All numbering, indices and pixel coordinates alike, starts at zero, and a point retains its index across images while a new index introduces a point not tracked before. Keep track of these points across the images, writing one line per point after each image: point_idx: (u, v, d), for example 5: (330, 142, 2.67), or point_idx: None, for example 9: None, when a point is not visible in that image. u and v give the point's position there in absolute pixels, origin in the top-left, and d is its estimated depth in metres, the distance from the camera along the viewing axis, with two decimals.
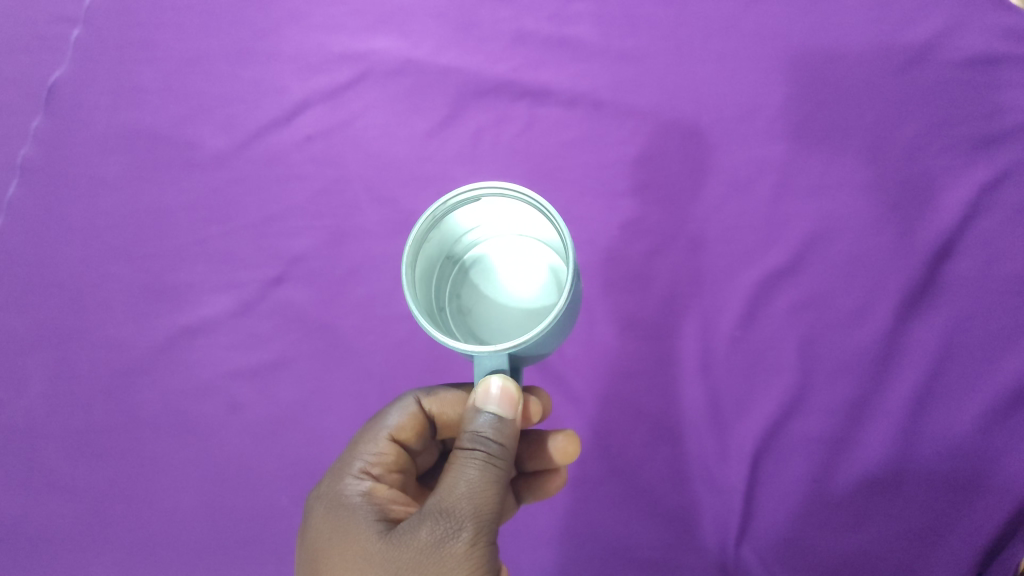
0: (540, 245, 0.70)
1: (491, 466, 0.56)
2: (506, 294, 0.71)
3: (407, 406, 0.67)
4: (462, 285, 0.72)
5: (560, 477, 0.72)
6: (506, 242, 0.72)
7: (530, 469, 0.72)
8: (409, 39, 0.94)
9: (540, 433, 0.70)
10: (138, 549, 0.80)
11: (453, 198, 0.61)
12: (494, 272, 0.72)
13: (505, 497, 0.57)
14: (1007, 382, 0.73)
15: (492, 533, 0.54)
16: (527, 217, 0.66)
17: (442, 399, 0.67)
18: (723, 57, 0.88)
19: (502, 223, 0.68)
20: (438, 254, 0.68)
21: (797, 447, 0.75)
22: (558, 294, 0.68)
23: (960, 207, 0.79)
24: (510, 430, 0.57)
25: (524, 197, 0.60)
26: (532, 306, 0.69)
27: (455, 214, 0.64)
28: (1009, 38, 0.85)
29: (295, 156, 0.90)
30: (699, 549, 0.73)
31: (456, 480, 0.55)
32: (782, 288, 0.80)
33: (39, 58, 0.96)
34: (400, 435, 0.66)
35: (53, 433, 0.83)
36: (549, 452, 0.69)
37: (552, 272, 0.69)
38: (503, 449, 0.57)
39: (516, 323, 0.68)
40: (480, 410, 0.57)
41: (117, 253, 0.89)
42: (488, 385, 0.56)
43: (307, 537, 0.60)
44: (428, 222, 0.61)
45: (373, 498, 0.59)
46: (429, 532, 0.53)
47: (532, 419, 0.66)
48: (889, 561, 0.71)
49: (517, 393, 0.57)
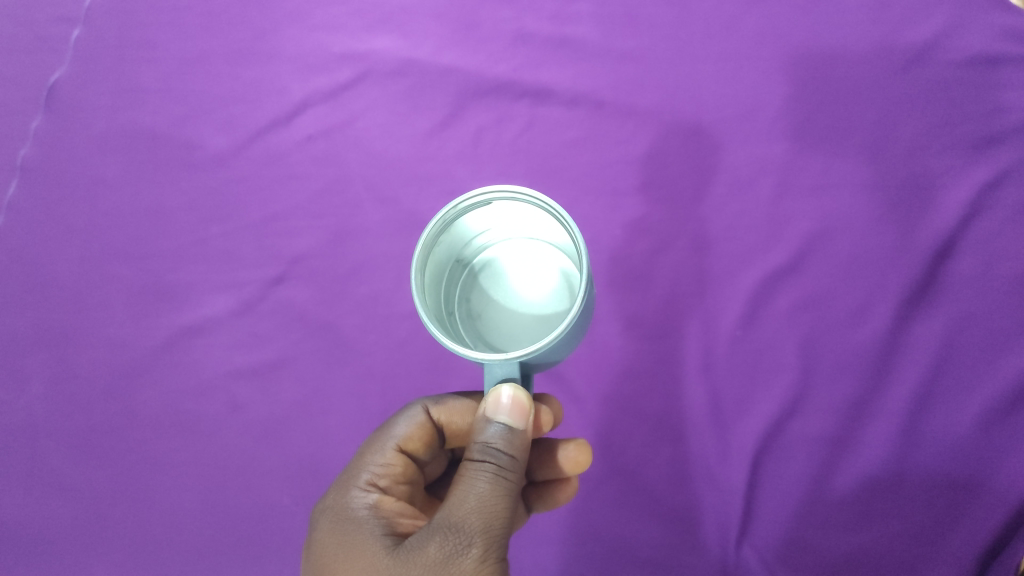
0: (551, 249, 0.70)
1: (501, 479, 0.56)
2: (516, 299, 0.71)
3: (414, 416, 0.66)
4: (471, 289, 0.72)
5: (571, 487, 0.72)
6: (516, 245, 0.72)
7: (540, 479, 0.71)
8: (410, 38, 0.93)
9: (551, 441, 0.70)
10: (140, 549, 0.80)
11: (463, 202, 0.61)
12: (504, 276, 0.71)
13: (515, 510, 0.57)
14: (1008, 381, 0.74)
15: (502, 547, 0.54)
16: (539, 221, 0.66)
17: (450, 409, 0.67)
18: (725, 57, 0.88)
19: (512, 226, 0.69)
20: (447, 258, 0.68)
21: (798, 447, 0.75)
22: (569, 299, 0.68)
23: (961, 207, 0.79)
24: (520, 441, 0.57)
25: (535, 201, 0.60)
26: (543, 311, 0.69)
27: (464, 218, 0.64)
28: (1010, 38, 0.85)
29: (295, 156, 0.90)
30: (700, 548, 0.74)
31: (466, 494, 0.55)
32: (783, 288, 0.80)
33: (39, 58, 0.96)
34: (407, 445, 0.65)
35: (54, 434, 0.83)
36: (560, 461, 0.69)
37: (563, 277, 0.69)
38: (513, 461, 0.57)
39: (526, 329, 0.68)
40: (490, 421, 0.56)
41: (118, 253, 0.89)
42: (498, 395, 0.56)
43: (313, 552, 0.60)
44: (438, 227, 0.61)
45: (380, 512, 0.60)
46: (437, 548, 0.53)
47: (543, 429, 0.66)
48: (890, 560, 0.71)
49: (528, 403, 0.56)
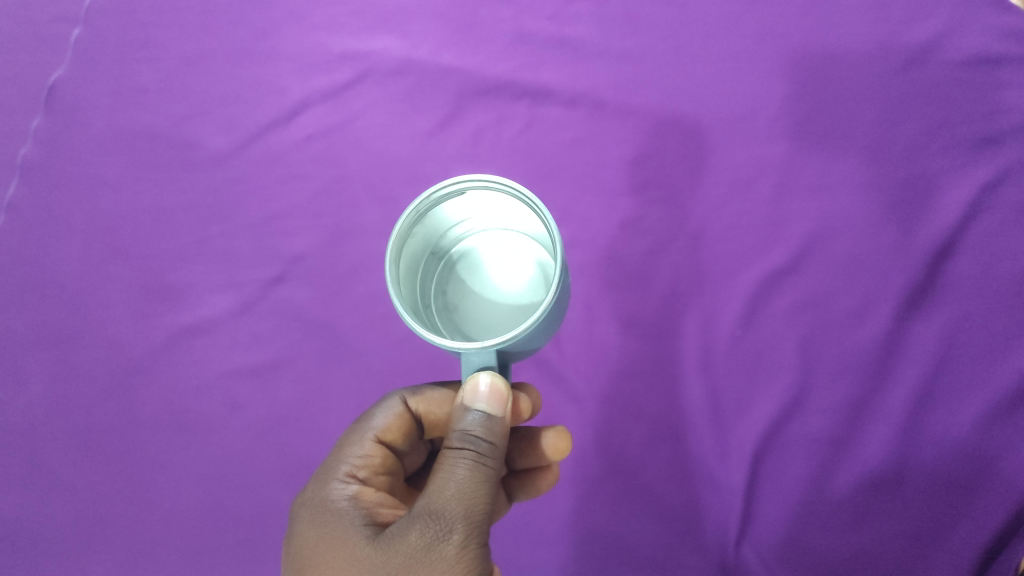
0: (527, 240, 0.70)
1: (482, 466, 0.56)
2: (494, 289, 0.71)
3: (393, 407, 0.67)
4: (448, 281, 0.72)
5: (551, 474, 0.72)
6: (493, 236, 0.72)
7: (520, 467, 0.72)
8: (410, 38, 0.93)
9: (531, 430, 0.70)
10: (139, 549, 0.80)
11: (437, 192, 0.61)
12: (481, 267, 0.72)
13: (496, 497, 0.57)
14: (1009, 381, 0.73)
15: (484, 534, 0.54)
16: (514, 211, 0.66)
17: (428, 399, 0.67)
18: (724, 56, 0.88)
19: (488, 217, 0.68)
20: (422, 250, 0.68)
21: (797, 447, 0.75)
22: (545, 289, 0.68)
23: (960, 207, 0.79)
24: (499, 428, 0.57)
25: (509, 189, 0.60)
26: (519, 301, 0.69)
27: (439, 208, 0.64)
28: (1010, 38, 0.85)
29: (295, 156, 0.90)
30: (700, 548, 0.73)
31: (446, 481, 0.55)
32: (782, 288, 0.80)
33: (39, 58, 0.96)
34: (386, 437, 0.66)
35: (53, 434, 0.83)
36: (540, 449, 0.69)
37: (539, 267, 0.69)
38: (493, 448, 0.57)
39: (503, 319, 0.69)
40: (469, 408, 0.57)
41: (118, 253, 0.89)
42: (477, 382, 0.56)
43: (293, 545, 0.59)
44: (412, 217, 0.61)
45: (360, 503, 0.60)
46: (418, 535, 0.53)
47: (523, 416, 0.66)
48: (889, 561, 0.71)
49: (506, 390, 0.57)
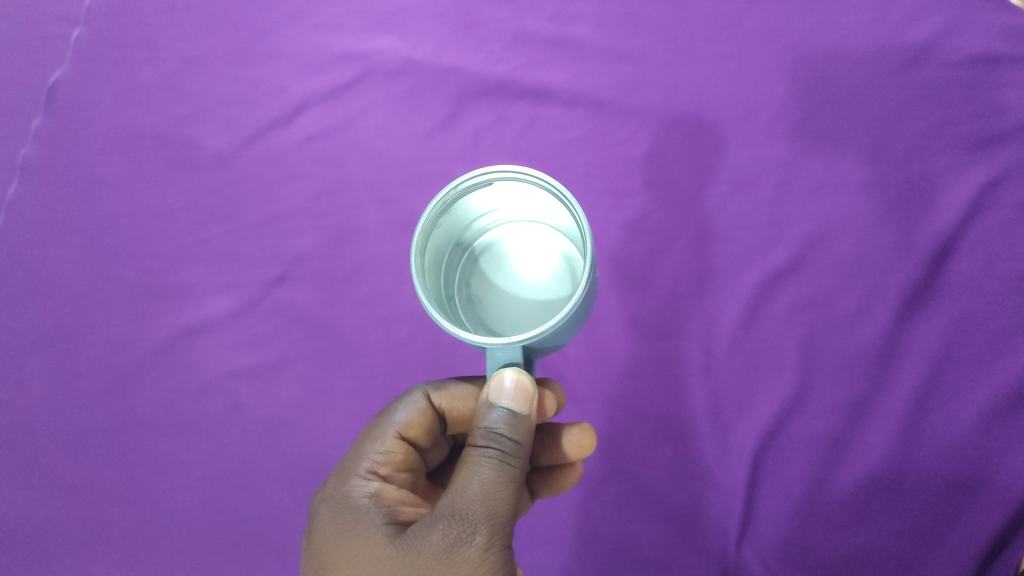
0: (553, 233, 0.71)
1: (506, 465, 0.56)
2: (517, 282, 0.71)
3: (415, 402, 0.66)
4: (471, 273, 0.72)
5: (574, 471, 0.72)
6: (517, 229, 0.72)
7: (544, 464, 0.72)
8: (410, 38, 0.93)
9: (554, 426, 0.70)
10: (140, 550, 0.80)
11: (464, 182, 0.61)
12: (505, 259, 0.72)
13: (520, 496, 0.57)
14: (1008, 381, 0.74)
15: (506, 535, 0.55)
16: (542, 203, 0.66)
17: (452, 394, 0.67)
18: (725, 56, 0.88)
19: (514, 209, 0.69)
20: (447, 242, 0.68)
21: (797, 447, 0.75)
22: (570, 284, 0.69)
23: (961, 207, 0.79)
24: (524, 426, 0.57)
25: (538, 181, 0.60)
26: (544, 296, 0.70)
27: (466, 199, 0.64)
28: (1010, 38, 0.85)
29: (295, 156, 0.90)
30: (701, 548, 0.74)
31: (471, 480, 0.55)
32: (783, 288, 0.80)
33: (39, 58, 0.96)
34: (408, 433, 0.65)
35: (54, 435, 0.83)
36: (563, 446, 0.70)
37: (564, 261, 0.70)
38: (517, 447, 0.57)
39: (526, 313, 0.69)
40: (493, 406, 0.56)
41: (118, 253, 0.89)
42: (502, 379, 0.56)
43: (314, 542, 0.59)
44: (439, 207, 0.61)
45: (381, 500, 0.60)
46: (441, 536, 0.53)
47: (547, 414, 0.66)
48: (888, 560, 0.71)
49: (531, 387, 0.56)
